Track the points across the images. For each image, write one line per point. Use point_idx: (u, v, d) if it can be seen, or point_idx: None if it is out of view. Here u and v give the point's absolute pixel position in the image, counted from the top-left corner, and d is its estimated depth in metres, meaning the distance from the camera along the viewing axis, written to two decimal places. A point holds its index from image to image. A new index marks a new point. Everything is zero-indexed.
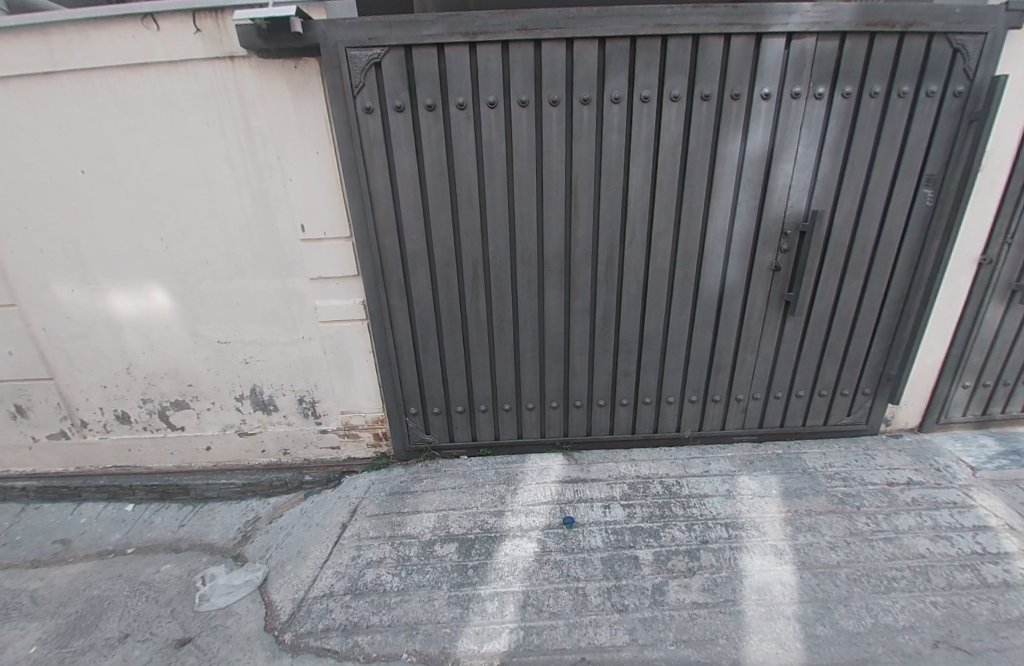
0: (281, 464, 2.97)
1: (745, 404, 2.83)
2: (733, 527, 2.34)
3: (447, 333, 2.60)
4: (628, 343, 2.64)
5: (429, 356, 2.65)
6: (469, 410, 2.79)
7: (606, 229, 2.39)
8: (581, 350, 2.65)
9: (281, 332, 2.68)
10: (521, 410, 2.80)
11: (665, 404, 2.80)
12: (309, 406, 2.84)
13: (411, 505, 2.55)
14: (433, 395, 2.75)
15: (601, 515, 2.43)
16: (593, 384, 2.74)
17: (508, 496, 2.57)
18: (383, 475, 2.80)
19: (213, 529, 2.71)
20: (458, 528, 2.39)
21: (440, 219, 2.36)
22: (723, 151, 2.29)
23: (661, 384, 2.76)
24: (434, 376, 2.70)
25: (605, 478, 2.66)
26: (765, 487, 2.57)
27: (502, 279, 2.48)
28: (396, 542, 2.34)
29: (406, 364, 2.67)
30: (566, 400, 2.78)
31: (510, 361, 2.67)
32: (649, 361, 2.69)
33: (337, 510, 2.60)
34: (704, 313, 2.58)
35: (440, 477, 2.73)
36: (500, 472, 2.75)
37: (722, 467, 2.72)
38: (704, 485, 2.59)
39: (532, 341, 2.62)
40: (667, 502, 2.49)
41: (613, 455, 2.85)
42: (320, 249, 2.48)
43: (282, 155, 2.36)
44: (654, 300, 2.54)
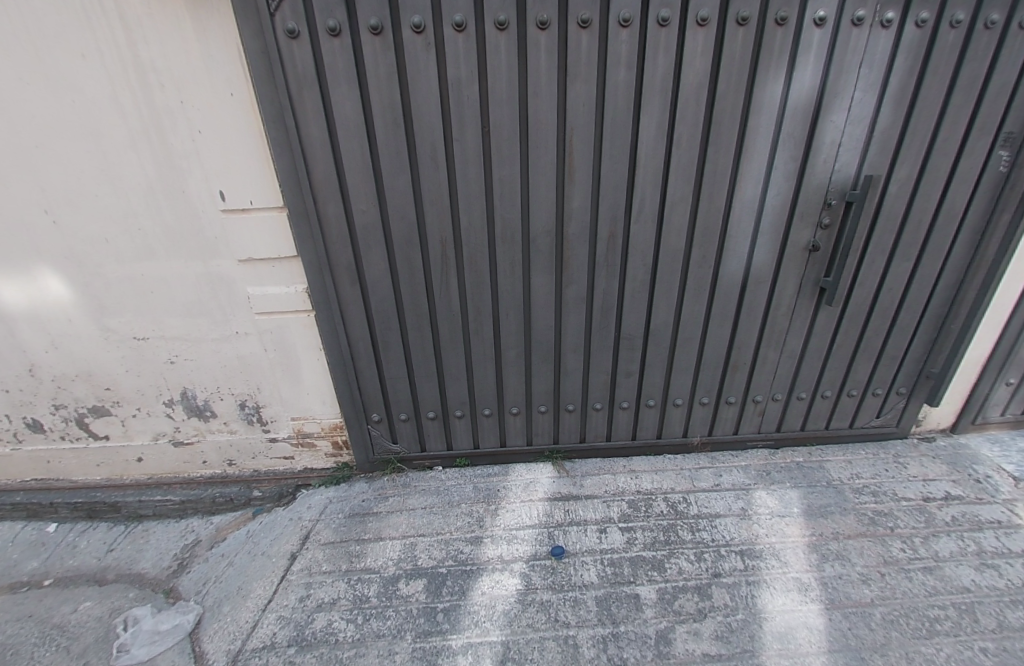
0: (226, 477, 2.56)
1: (763, 406, 2.40)
2: (750, 556, 1.97)
3: (412, 327, 2.12)
4: (631, 337, 2.19)
5: (391, 355, 2.17)
6: (442, 417, 2.34)
7: (608, 198, 1.90)
8: (574, 346, 2.19)
9: (210, 327, 2.20)
10: (504, 416, 2.36)
11: (671, 407, 2.36)
12: (253, 411, 2.40)
13: (373, 531, 2.15)
14: (399, 400, 2.29)
15: (595, 542, 2.04)
16: (588, 386, 2.30)
17: (487, 518, 2.17)
18: (342, 492, 2.39)
19: (146, 557, 2.32)
20: (426, 561, 2.00)
21: (396, 186, 1.85)
22: (759, 97, 1.78)
23: (669, 384, 2.32)
24: (399, 378, 2.23)
25: (601, 495, 2.26)
26: (786, 504, 2.20)
27: (477, 263, 1.99)
28: (354, 579, 1.95)
29: (363, 364, 2.20)
30: (557, 404, 2.35)
31: (490, 360, 2.21)
32: (655, 360, 2.24)
33: (287, 537, 2.20)
34: (724, 302, 2.13)
35: (407, 495, 2.32)
36: (477, 488, 2.34)
37: (737, 480, 2.32)
38: (715, 503, 2.20)
39: (515, 336, 2.16)
40: (673, 525, 2.10)
41: (611, 465, 2.44)
42: (246, 222, 1.97)
43: (186, 100, 1.80)
44: (663, 287, 2.08)
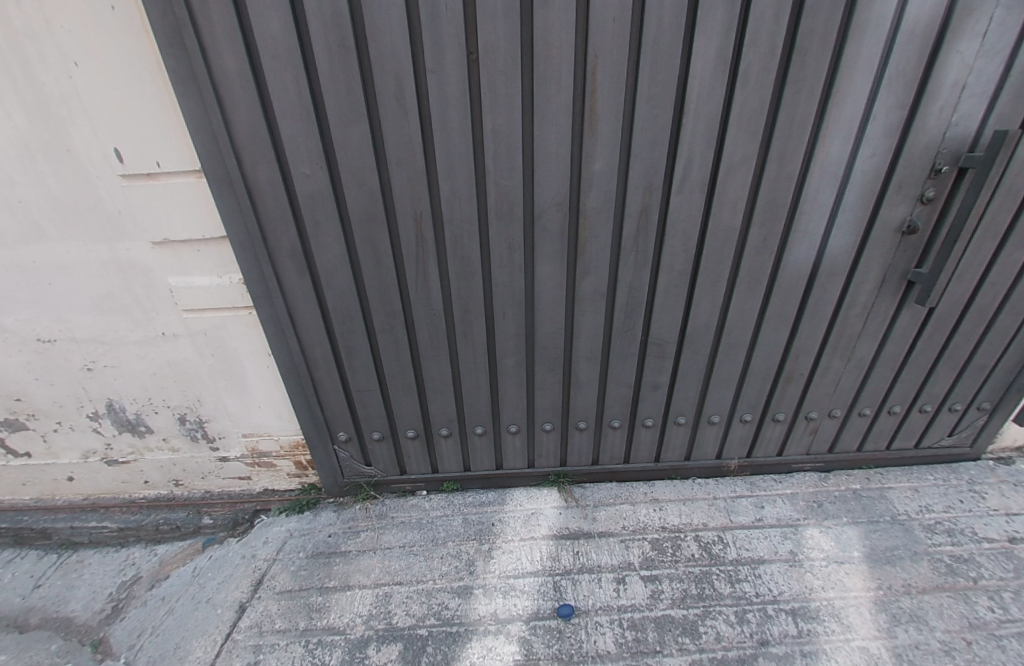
0: (173, 499, 2.17)
1: (817, 424, 1.96)
2: (806, 617, 1.56)
3: (379, 328, 1.64)
4: (662, 343, 1.72)
5: (356, 363, 1.71)
6: (423, 437, 1.90)
7: (641, 160, 1.40)
8: (589, 354, 1.73)
9: (128, 326, 1.76)
10: (500, 435, 1.93)
11: (705, 425, 1.93)
12: (195, 426, 1.98)
13: (339, 577, 1.74)
14: (369, 417, 1.84)
15: (611, 597, 1.63)
16: (605, 402, 1.86)
17: (478, 562, 1.76)
18: (305, 523, 1.97)
19: (77, 598, 1.91)
20: (403, 620, 1.60)
21: (351, 141, 1.34)
22: (867, 10, 1.23)
23: (705, 399, 1.87)
24: (368, 392, 1.77)
25: (618, 532, 1.84)
26: (844, 546, 1.78)
27: (464, 246, 1.50)
28: (312, 643, 1.55)
29: (320, 374, 1.74)
30: (565, 422, 1.91)
31: (482, 371, 1.75)
32: (688, 370, 1.79)
33: (237, 581, 1.79)
34: (784, 298, 1.65)
35: (382, 530, 1.89)
36: (467, 522, 1.91)
37: (782, 514, 1.90)
38: (756, 544, 1.79)
39: (514, 341, 1.69)
40: (706, 574, 1.70)
41: (629, 493, 2.02)
42: (153, 192, 1.51)
43: (49, 14, 1.27)
44: (707, 279, 1.59)
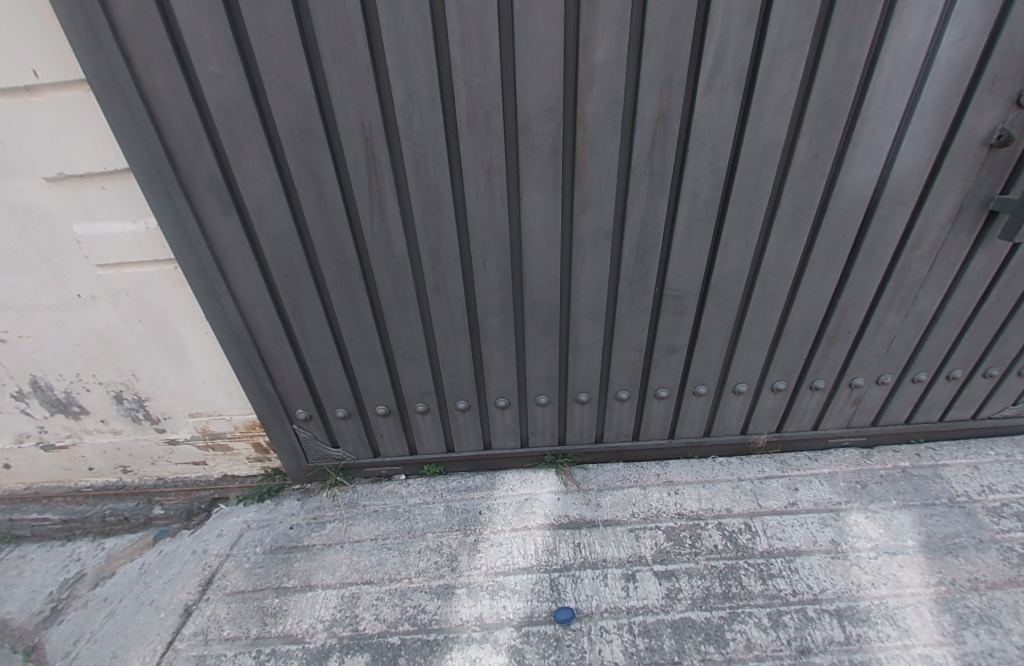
0: (122, 488, 1.93)
1: (862, 392, 1.66)
2: (854, 620, 1.30)
3: (329, 282, 1.32)
4: (681, 296, 1.39)
5: (307, 325, 1.41)
6: (396, 415, 1.62)
7: (660, 43, 1.03)
8: (592, 311, 1.41)
9: (34, 288, 1.45)
10: (486, 411, 1.64)
11: (729, 396, 1.63)
12: (136, 406, 1.71)
13: (300, 577, 1.49)
14: (331, 393, 1.55)
15: (619, 598, 1.37)
16: (611, 370, 1.55)
17: (463, 557, 1.50)
18: (266, 513, 1.71)
19: (13, 599, 1.67)
20: (372, 627, 1.36)
21: (266, 22, 0.99)
22: None
23: (731, 365, 1.56)
24: (326, 361, 1.48)
25: (627, 521, 1.57)
26: (896, 533, 1.51)
27: (427, 169, 1.16)
28: (264, 654, 1.31)
29: (266, 339, 1.44)
30: (563, 394, 1.62)
31: (461, 335, 1.43)
32: (711, 329, 1.47)
33: (184, 582, 1.55)
34: (834, 235, 1.32)
35: (351, 521, 1.63)
36: (451, 510, 1.64)
37: (820, 498, 1.61)
38: (791, 533, 1.51)
39: (498, 296, 1.36)
40: (732, 569, 1.43)
41: (639, 474, 1.73)
42: (31, 111, 1.19)
43: None
44: (740, 211, 1.25)
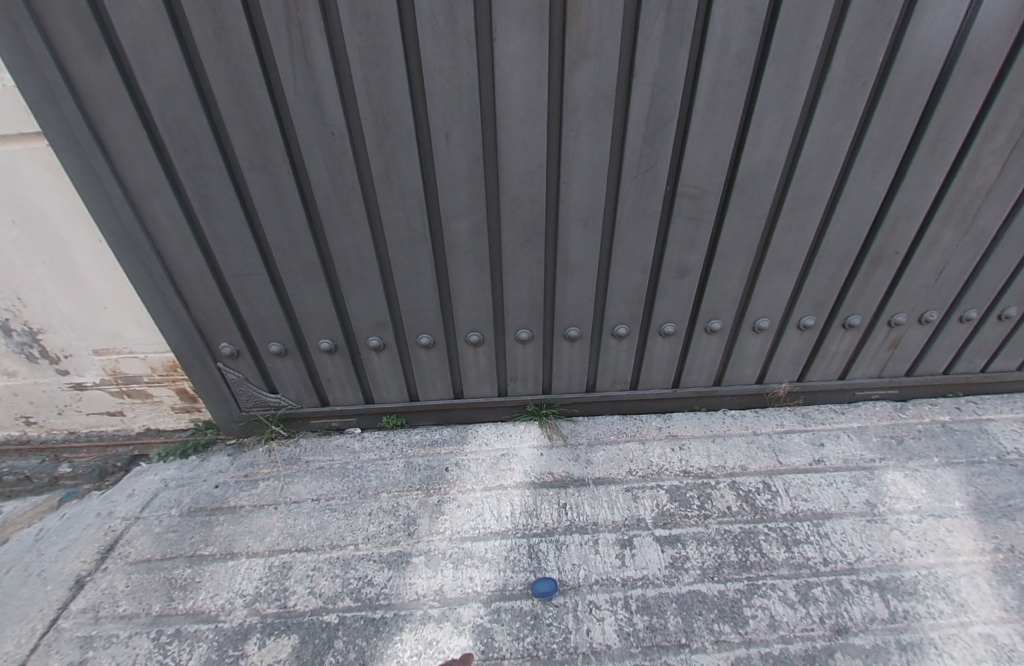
0: (25, 443, 1.60)
1: (900, 332, 1.41)
2: (899, 594, 1.06)
3: (241, 161, 1.00)
4: (698, 196, 1.10)
5: (218, 225, 1.09)
6: (344, 352, 1.32)
7: None
8: (586, 214, 1.11)
9: None
10: (455, 349, 1.34)
11: (747, 334, 1.36)
12: (29, 341, 1.38)
13: (221, 544, 1.21)
14: (261, 321, 1.25)
15: (613, 568, 1.12)
16: (607, 297, 1.25)
17: (423, 520, 1.23)
18: (189, 470, 1.43)
19: None
20: (304, 603, 1.09)
21: None
22: None
23: (752, 293, 1.28)
24: (251, 277, 1.17)
25: (622, 480, 1.30)
26: (942, 494, 1.26)
27: None
28: (166, 635, 1.03)
29: (169, 245, 1.12)
30: (549, 330, 1.32)
31: (419, 243, 1.13)
32: (732, 243, 1.18)
33: (80, 550, 1.24)
34: (895, 114, 1.03)
35: (290, 479, 1.34)
36: (411, 467, 1.36)
37: (850, 454, 1.37)
38: (819, 494, 1.26)
39: (465, 188, 1.05)
40: (749, 534, 1.18)
41: (637, 428, 1.47)
42: None
43: None
44: (784, 70, 0.95)
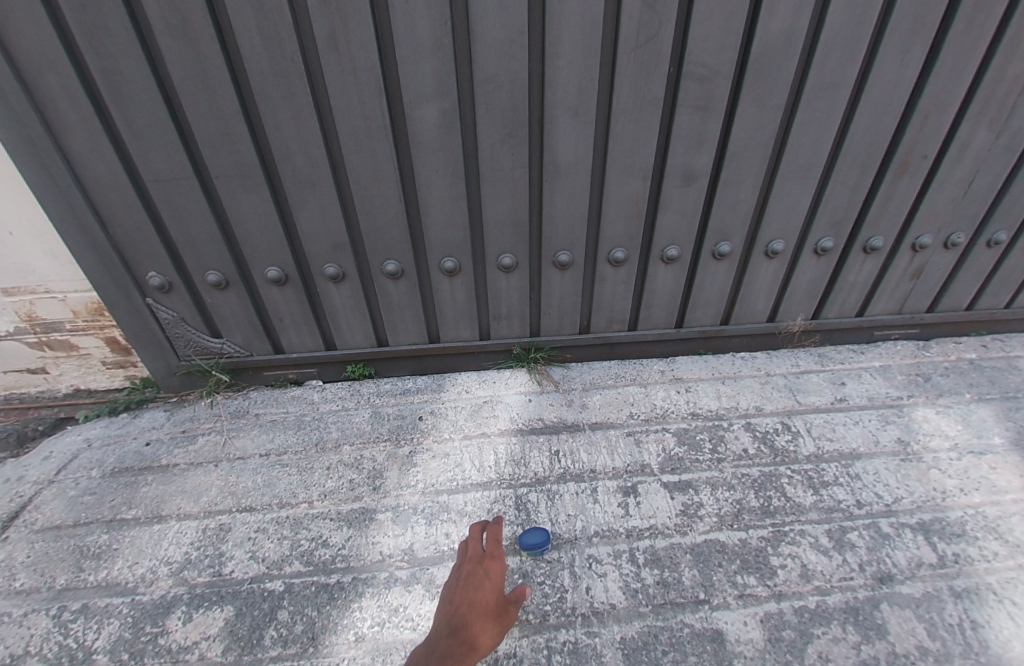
0: None
1: (923, 257, 1.27)
2: (947, 537, 0.91)
3: (151, 20, 0.81)
4: (707, 79, 0.94)
5: (132, 112, 0.90)
6: (296, 284, 1.14)
7: None
8: (576, 100, 0.93)
9: None
10: (427, 280, 1.16)
11: (758, 260, 1.20)
12: None
13: (147, 506, 1.01)
14: (197, 243, 1.06)
15: (615, 518, 0.95)
16: (602, 212, 1.08)
17: (392, 473, 1.05)
18: (120, 429, 1.22)
19: None
20: (243, 569, 0.90)
21: None
22: None
23: (766, 208, 1.13)
24: (180, 185, 0.99)
25: (622, 424, 1.14)
26: (980, 430, 1.12)
27: None
28: (69, 612, 0.84)
29: (73, 139, 0.93)
30: (536, 255, 1.15)
31: (380, 138, 0.95)
32: (744, 143, 1.03)
33: None
34: None
35: (235, 433, 1.17)
36: (380, 417, 1.18)
37: (874, 393, 1.22)
38: (845, 433, 1.11)
39: (432, 64, 0.88)
40: (771, 478, 1.02)
41: (637, 372, 1.30)
42: None
43: None
44: None
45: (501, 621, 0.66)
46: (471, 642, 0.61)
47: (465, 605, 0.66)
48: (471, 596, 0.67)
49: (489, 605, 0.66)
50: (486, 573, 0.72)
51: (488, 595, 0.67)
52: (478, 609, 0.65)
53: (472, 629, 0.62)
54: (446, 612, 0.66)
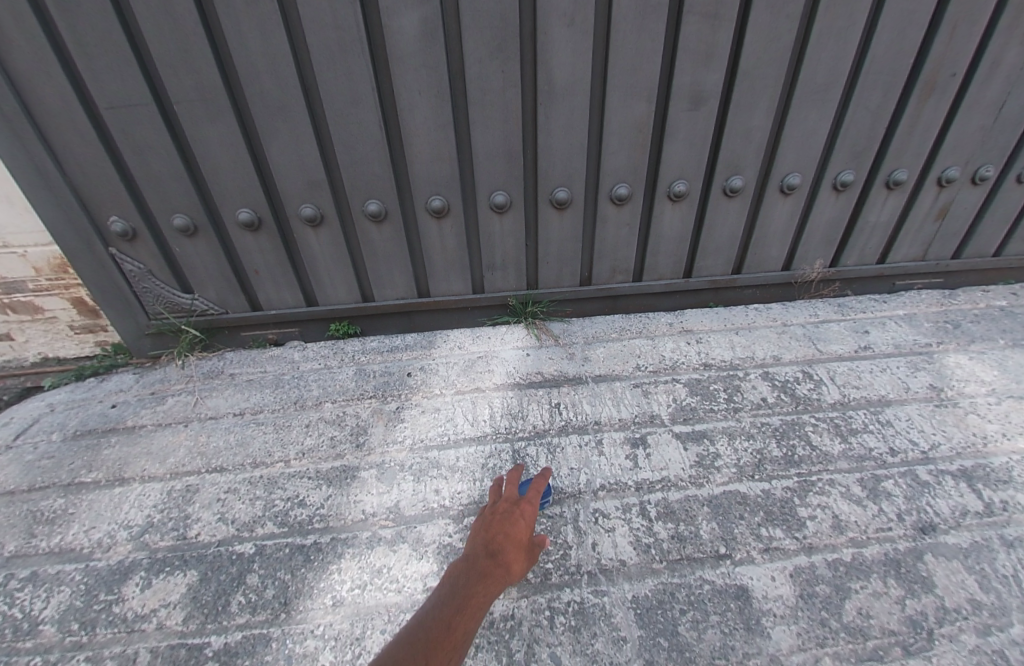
0: None
1: (950, 194, 1.17)
2: (995, 483, 0.82)
3: None
4: None
5: (79, 22, 0.80)
6: (271, 229, 1.04)
7: None
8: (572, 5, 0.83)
9: None
10: (414, 224, 1.07)
11: (773, 197, 1.11)
12: None
13: (108, 469, 0.92)
14: (160, 182, 0.97)
15: (624, 470, 0.86)
16: (603, 141, 0.99)
17: (377, 430, 0.96)
18: (84, 394, 1.13)
19: None
20: (210, 532, 0.81)
21: None
22: None
23: (781, 136, 1.03)
24: (137, 113, 0.89)
25: (628, 376, 1.05)
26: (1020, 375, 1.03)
27: None
28: (14, 580, 0.75)
29: (14, 55, 0.83)
30: (532, 193, 1.05)
31: (354, 54, 0.85)
32: (759, 57, 0.93)
33: None
34: None
35: (207, 392, 1.08)
36: (365, 374, 1.09)
37: (900, 340, 1.13)
38: (871, 380, 1.02)
39: None
40: (793, 426, 0.93)
41: (643, 325, 1.21)
42: None
43: None
44: None
45: (530, 557, 0.63)
46: (507, 569, 0.59)
47: (501, 535, 0.63)
48: (507, 530, 0.64)
49: (522, 540, 0.64)
50: (519, 512, 0.68)
51: (523, 530, 0.65)
52: (512, 541, 0.62)
53: (509, 557, 0.60)
54: (476, 541, 0.63)
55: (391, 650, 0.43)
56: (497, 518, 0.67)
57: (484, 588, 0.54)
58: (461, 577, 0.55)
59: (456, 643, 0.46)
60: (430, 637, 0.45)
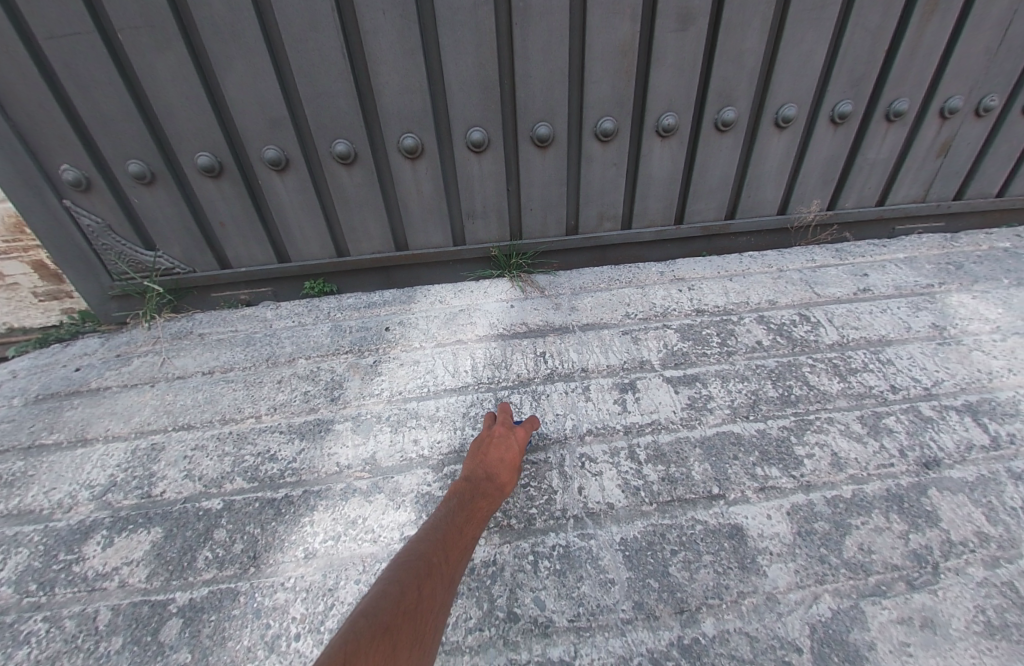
0: None
1: (954, 127, 1.11)
2: (1001, 416, 0.78)
3: None
4: None
5: None
6: (234, 176, 0.98)
7: None
8: None
9: None
10: (386, 168, 1.01)
11: (766, 132, 1.04)
12: None
13: (70, 430, 0.88)
14: (111, 125, 0.90)
15: (612, 414, 0.82)
16: (584, 70, 0.92)
17: (352, 384, 0.91)
18: (45, 361, 1.07)
19: None
20: (176, 490, 0.76)
21: None
22: None
23: (777, 61, 0.96)
24: (78, 42, 0.82)
25: (617, 324, 1.00)
26: None
27: None
28: None
29: None
30: (510, 131, 0.98)
31: None
32: None
33: None
34: None
35: (175, 353, 1.03)
36: (341, 331, 1.04)
37: (901, 282, 1.08)
38: (871, 320, 0.97)
39: None
40: (790, 367, 0.89)
41: (633, 275, 1.15)
42: None
43: None
44: None
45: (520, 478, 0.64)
46: (502, 489, 0.58)
47: (496, 457, 0.61)
48: (502, 452, 0.63)
49: (516, 464, 0.63)
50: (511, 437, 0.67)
51: (518, 456, 0.64)
52: (508, 465, 0.62)
53: (505, 479, 0.59)
54: (472, 459, 0.61)
55: (412, 548, 0.41)
56: (492, 441, 0.65)
57: (486, 504, 0.54)
58: (466, 493, 0.53)
59: (467, 547, 0.46)
60: (447, 541, 0.43)
